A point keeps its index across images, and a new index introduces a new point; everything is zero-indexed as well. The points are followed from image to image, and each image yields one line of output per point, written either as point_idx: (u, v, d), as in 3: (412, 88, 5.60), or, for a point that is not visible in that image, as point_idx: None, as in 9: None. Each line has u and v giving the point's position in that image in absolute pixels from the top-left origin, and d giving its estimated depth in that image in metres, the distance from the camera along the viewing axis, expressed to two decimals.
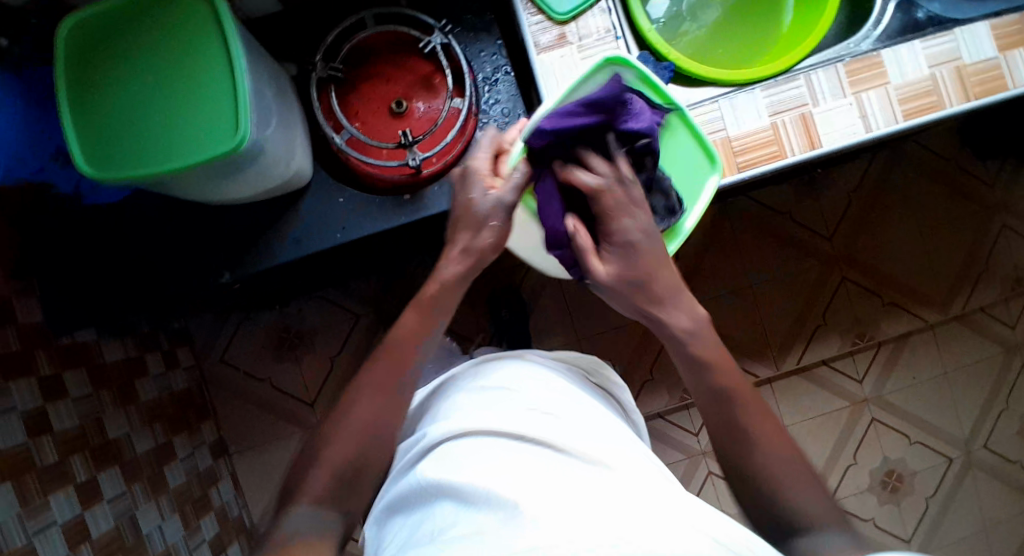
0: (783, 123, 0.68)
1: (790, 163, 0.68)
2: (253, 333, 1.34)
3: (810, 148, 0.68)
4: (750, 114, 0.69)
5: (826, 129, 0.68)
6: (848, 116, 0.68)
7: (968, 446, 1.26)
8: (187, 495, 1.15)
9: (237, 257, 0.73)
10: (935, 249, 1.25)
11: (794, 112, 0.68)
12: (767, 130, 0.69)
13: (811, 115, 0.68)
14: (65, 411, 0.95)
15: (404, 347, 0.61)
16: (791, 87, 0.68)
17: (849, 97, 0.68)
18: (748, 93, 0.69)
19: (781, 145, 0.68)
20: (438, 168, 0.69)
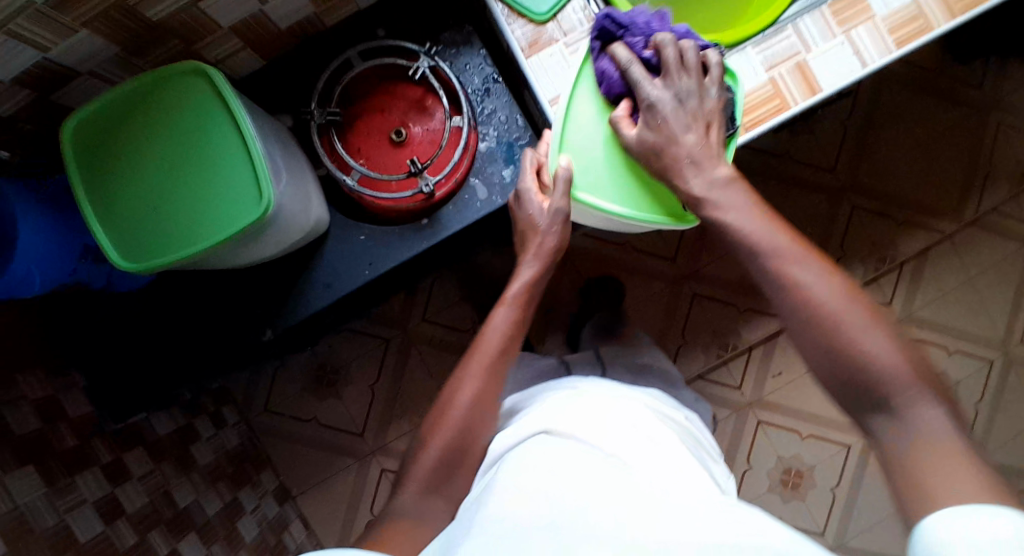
0: (780, 75, 0.69)
1: (794, 113, 0.69)
2: (291, 378, 1.36)
3: (811, 95, 0.69)
4: (745, 74, 0.70)
5: (823, 73, 0.68)
6: (842, 55, 0.68)
7: (1007, 344, 1.27)
8: (263, 545, 1.17)
9: (274, 313, 0.74)
10: (938, 160, 1.25)
11: (789, 62, 0.69)
12: (767, 86, 0.69)
13: (806, 62, 0.69)
14: (133, 490, 0.97)
15: (508, 342, 0.67)
16: (781, 39, 0.69)
17: (840, 36, 0.68)
18: (740, 53, 0.70)
19: (783, 98, 0.69)
20: (449, 188, 0.70)
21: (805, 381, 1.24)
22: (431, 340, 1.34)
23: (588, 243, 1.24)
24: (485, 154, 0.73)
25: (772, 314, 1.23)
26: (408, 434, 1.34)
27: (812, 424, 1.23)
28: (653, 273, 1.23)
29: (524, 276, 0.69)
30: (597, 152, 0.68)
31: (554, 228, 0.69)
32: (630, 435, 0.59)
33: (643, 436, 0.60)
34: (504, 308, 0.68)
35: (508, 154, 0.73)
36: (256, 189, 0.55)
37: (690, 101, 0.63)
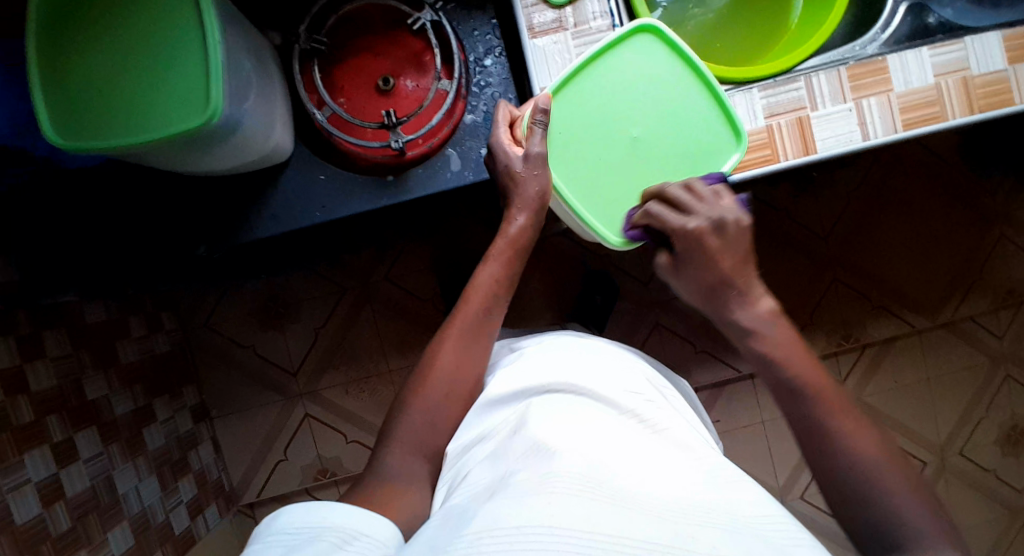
0: (778, 125, 0.67)
1: (782, 167, 0.67)
2: (239, 300, 1.32)
3: (804, 154, 0.66)
4: (744, 115, 0.67)
5: (822, 135, 0.66)
6: (847, 122, 0.66)
7: (943, 452, 1.27)
8: (166, 457, 1.17)
9: (215, 230, 0.71)
10: (930, 255, 1.24)
11: (790, 114, 0.66)
12: (762, 133, 0.67)
13: (808, 119, 0.66)
14: (42, 371, 0.95)
15: (485, 296, 0.66)
16: (791, 89, 0.66)
17: (849, 103, 0.66)
18: (745, 93, 0.67)
19: (774, 149, 0.67)
20: (422, 150, 0.68)
21: (740, 436, 1.23)
22: (388, 300, 1.32)
23: (567, 245, 1.21)
24: (468, 127, 0.70)
25: (727, 363, 1.22)
26: (341, 386, 1.32)
27: None
28: (622, 292, 1.22)
29: (512, 229, 0.67)
30: (576, 137, 0.69)
31: (535, 174, 0.66)
32: (632, 391, 0.63)
33: (636, 389, 0.64)
34: (492, 261, 0.68)
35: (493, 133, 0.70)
36: (205, 83, 0.52)
37: (727, 227, 0.62)
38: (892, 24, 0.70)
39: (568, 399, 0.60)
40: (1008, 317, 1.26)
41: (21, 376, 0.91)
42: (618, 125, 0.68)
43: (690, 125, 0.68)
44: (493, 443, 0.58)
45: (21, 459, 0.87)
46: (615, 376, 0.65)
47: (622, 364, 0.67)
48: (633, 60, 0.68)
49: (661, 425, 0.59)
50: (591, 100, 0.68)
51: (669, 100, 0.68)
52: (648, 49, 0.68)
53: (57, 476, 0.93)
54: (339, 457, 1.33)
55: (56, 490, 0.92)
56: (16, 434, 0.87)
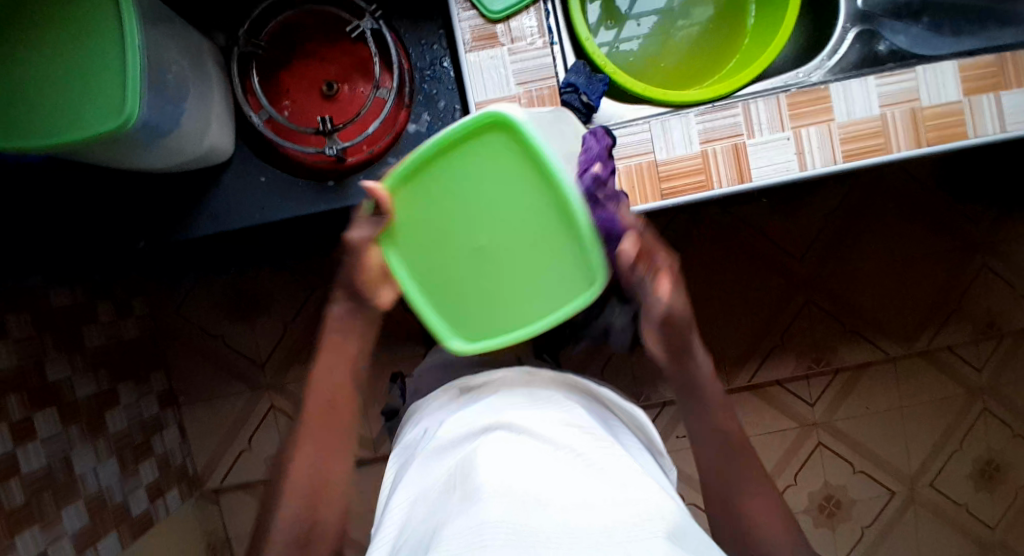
0: (714, 151, 0.65)
1: (715, 194, 0.66)
2: (211, 292, 1.33)
3: (737, 181, 0.65)
4: (680, 140, 0.65)
5: (758, 163, 0.65)
6: (784, 152, 0.65)
7: (912, 482, 1.25)
8: (128, 441, 1.18)
9: (154, 227, 0.71)
10: (908, 282, 1.22)
11: (726, 141, 0.65)
12: (697, 159, 0.66)
13: (743, 146, 0.65)
14: (3, 350, 0.96)
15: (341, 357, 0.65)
16: (728, 115, 0.65)
17: (787, 132, 0.65)
18: (682, 117, 0.65)
19: (708, 175, 0.65)
20: (364, 156, 0.67)
21: None
22: None
23: None
24: (411, 137, 0.70)
25: None
26: None
27: (694, 494, 1.23)
28: None
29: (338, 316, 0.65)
30: (420, 220, 0.55)
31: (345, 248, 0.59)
32: (575, 426, 0.60)
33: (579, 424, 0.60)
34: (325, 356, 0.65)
35: None
36: (123, 91, 0.52)
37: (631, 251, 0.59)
38: (840, 51, 0.75)
39: (503, 435, 0.56)
40: (986, 349, 1.23)
41: None
42: (472, 220, 0.54)
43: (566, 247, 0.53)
44: (435, 495, 0.55)
45: None
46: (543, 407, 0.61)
47: (565, 404, 0.64)
48: (486, 150, 0.53)
49: (602, 457, 0.56)
50: (442, 194, 0.54)
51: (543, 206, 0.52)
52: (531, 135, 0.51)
53: (13, 454, 0.94)
54: None
55: (11, 467, 0.93)
56: None
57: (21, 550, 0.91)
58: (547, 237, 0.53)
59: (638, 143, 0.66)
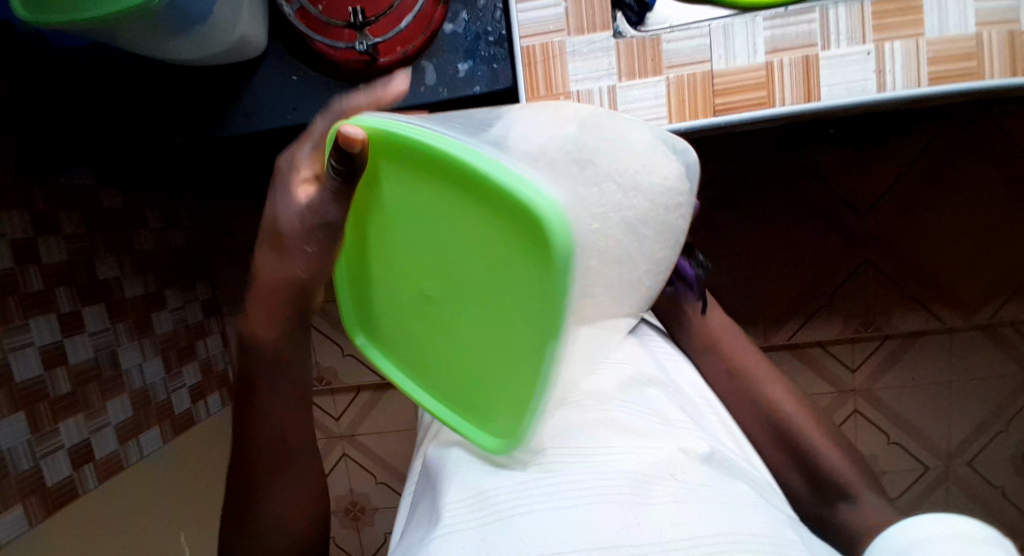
0: (780, 63, 0.60)
1: (774, 113, 0.61)
2: (250, 205, 1.32)
3: (803, 101, 0.60)
4: (742, 47, 0.60)
5: (828, 80, 0.59)
6: (861, 68, 0.58)
7: (950, 459, 1.20)
8: (173, 343, 1.23)
9: (190, 122, 0.71)
10: (983, 250, 1.11)
11: (796, 52, 0.59)
12: (760, 71, 0.60)
13: (815, 59, 0.59)
14: (54, 245, 0.99)
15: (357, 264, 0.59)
16: (802, 22, 0.59)
17: (868, 45, 0.58)
18: (750, 20, 0.60)
19: (770, 91, 0.60)
20: (394, 57, 0.66)
21: None
22: None
23: None
24: (447, 38, 0.66)
25: None
26: None
27: None
28: None
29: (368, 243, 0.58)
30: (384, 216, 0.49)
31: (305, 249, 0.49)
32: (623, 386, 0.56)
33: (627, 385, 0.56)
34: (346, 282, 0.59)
35: (471, 47, 0.66)
36: None
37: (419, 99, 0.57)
38: None
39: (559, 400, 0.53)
40: None
41: (32, 246, 0.94)
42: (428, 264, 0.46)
43: (506, 372, 0.44)
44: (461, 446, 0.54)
45: (27, 323, 0.92)
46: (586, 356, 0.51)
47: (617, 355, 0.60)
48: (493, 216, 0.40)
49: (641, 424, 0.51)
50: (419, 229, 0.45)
51: (498, 318, 0.42)
52: (516, 247, 0.38)
53: (62, 344, 0.98)
54: (334, 368, 1.29)
55: (59, 356, 0.97)
56: (24, 299, 0.92)
57: (67, 436, 0.97)
58: (494, 352, 0.44)
59: (698, 48, 0.61)
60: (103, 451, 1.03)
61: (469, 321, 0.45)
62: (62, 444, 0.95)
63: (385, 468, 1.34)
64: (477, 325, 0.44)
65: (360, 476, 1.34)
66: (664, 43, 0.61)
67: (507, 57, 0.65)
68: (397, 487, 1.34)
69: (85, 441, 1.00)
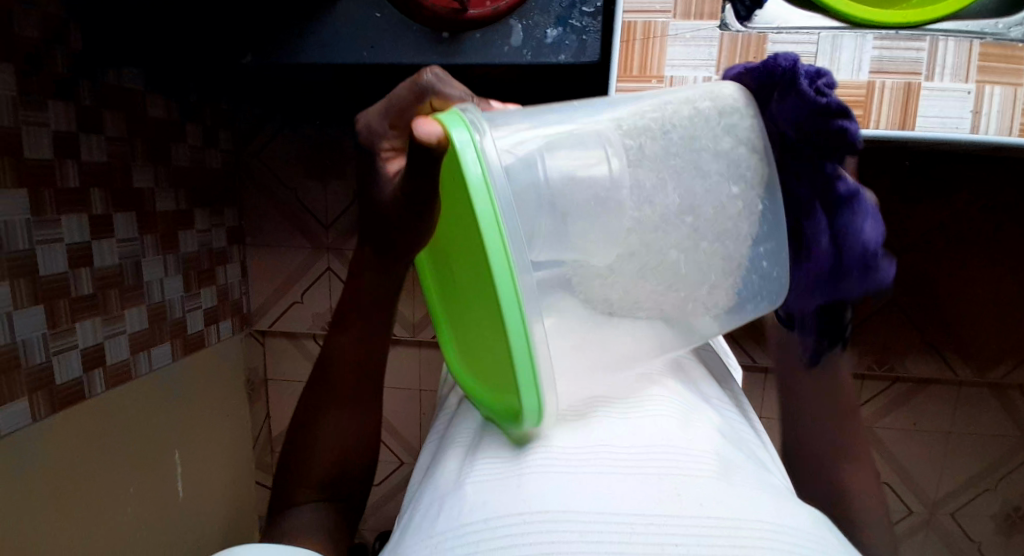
0: (883, 84, 0.62)
1: (869, 133, 0.63)
2: (292, 140, 1.31)
3: (898, 126, 0.63)
4: (848, 62, 0.63)
5: (926, 110, 0.62)
6: (959, 105, 0.62)
7: (935, 506, 1.21)
8: (195, 264, 1.23)
9: (264, 42, 0.71)
10: (1011, 310, 1.11)
11: (900, 77, 0.62)
12: (862, 89, 0.63)
13: (918, 87, 0.62)
14: (95, 144, 0.96)
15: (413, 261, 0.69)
16: (910, 48, 0.62)
17: (970, 85, 0.62)
18: (860, 36, 0.62)
19: (867, 110, 0.63)
20: (484, 12, 0.67)
21: None
22: None
23: None
24: (541, 1, 0.68)
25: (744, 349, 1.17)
26: None
27: None
28: None
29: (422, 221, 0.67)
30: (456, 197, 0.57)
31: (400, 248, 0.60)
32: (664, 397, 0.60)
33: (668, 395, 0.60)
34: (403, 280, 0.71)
35: (564, 14, 0.68)
36: None
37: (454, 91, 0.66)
38: None
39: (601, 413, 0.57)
40: None
41: (74, 142, 0.92)
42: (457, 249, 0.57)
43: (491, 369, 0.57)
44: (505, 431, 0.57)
45: (58, 218, 0.90)
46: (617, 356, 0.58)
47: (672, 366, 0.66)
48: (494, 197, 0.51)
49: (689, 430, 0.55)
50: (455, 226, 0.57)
51: (488, 332, 0.55)
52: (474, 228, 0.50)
53: (88, 245, 0.96)
54: None
55: (85, 257, 0.95)
56: (58, 194, 0.89)
57: (81, 337, 0.95)
58: (485, 350, 0.57)
59: (802, 53, 0.64)
60: (113, 359, 1.02)
61: (475, 319, 0.57)
62: (76, 343, 0.94)
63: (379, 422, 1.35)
64: (479, 326, 0.57)
65: None
66: (769, 42, 0.64)
67: (598, 30, 0.68)
68: (390, 441, 1.36)
69: (99, 344, 0.99)
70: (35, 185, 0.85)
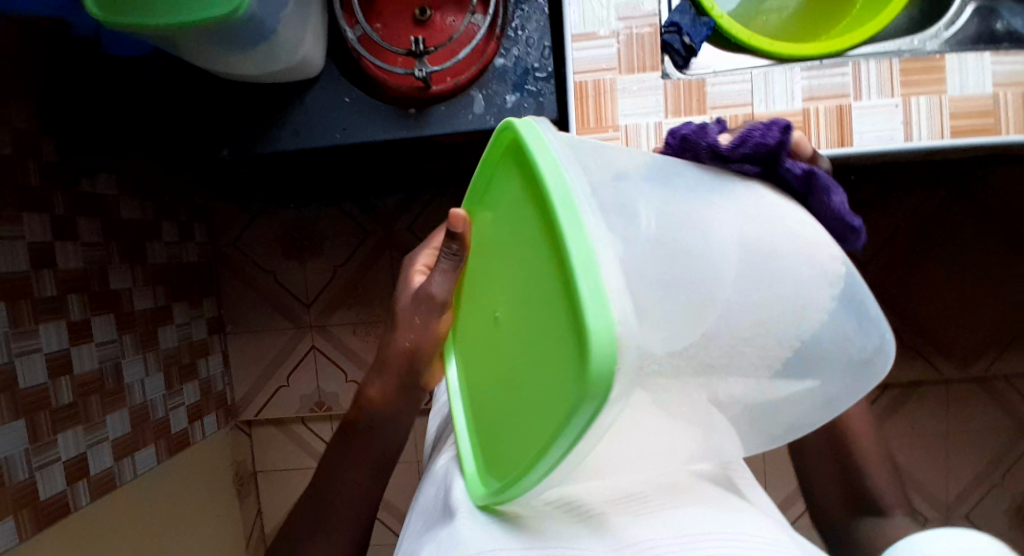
0: (816, 110, 0.68)
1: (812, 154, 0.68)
2: (266, 226, 1.33)
3: (838, 145, 0.68)
4: (782, 94, 0.68)
5: (859, 126, 0.67)
6: (891, 118, 0.67)
7: (947, 510, 1.21)
8: (176, 359, 1.21)
9: (237, 134, 0.74)
10: (978, 305, 1.16)
11: (831, 101, 0.68)
12: (798, 115, 0.68)
13: (848, 108, 0.67)
14: (70, 251, 0.96)
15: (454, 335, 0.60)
16: (836, 74, 0.67)
17: (896, 98, 0.67)
18: (787, 70, 0.68)
19: (807, 134, 0.68)
20: (447, 86, 0.72)
21: None
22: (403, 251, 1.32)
23: None
24: (497, 70, 0.73)
25: None
26: (350, 325, 1.34)
27: None
28: None
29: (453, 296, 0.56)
30: (503, 219, 0.48)
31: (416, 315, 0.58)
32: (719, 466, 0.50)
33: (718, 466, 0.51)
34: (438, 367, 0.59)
35: (519, 82, 0.74)
36: None
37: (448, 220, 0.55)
38: (956, 25, 0.80)
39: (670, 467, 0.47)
40: None
41: (50, 251, 0.92)
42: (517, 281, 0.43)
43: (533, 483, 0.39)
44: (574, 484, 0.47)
45: (36, 328, 0.89)
46: (653, 453, 0.43)
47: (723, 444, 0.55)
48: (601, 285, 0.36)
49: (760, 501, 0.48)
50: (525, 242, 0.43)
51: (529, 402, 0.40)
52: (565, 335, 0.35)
53: (67, 352, 0.95)
54: None
55: (64, 364, 0.94)
56: (36, 304, 0.89)
57: (63, 448, 0.92)
58: (512, 423, 0.44)
59: (741, 92, 0.68)
60: (97, 468, 0.99)
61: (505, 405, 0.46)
62: (58, 456, 0.91)
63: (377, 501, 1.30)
64: (511, 390, 0.44)
65: None
66: (708, 86, 0.68)
67: (552, 91, 0.73)
68: (393, 520, 1.30)
69: (82, 454, 0.96)
70: (11, 299, 0.85)
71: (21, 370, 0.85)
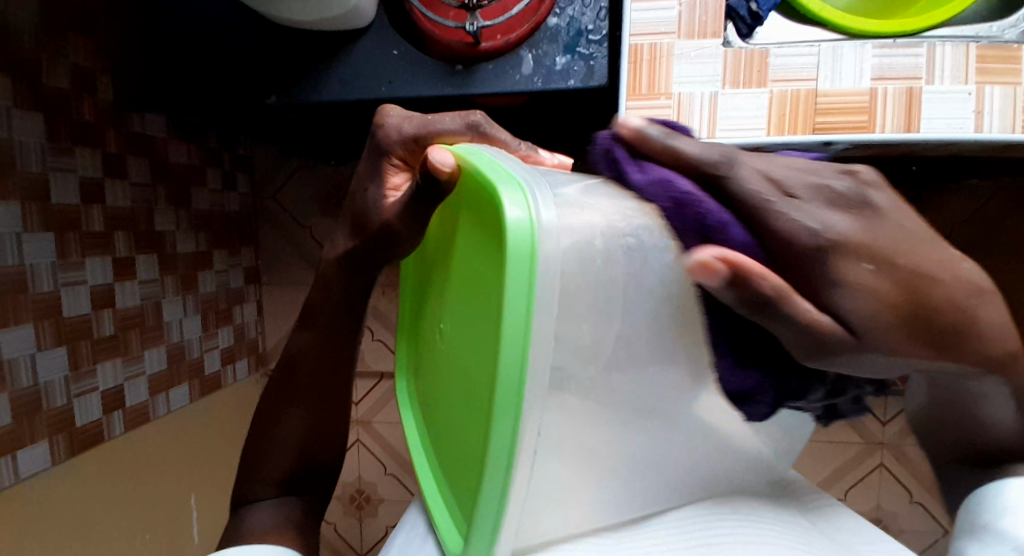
0: (885, 90, 0.65)
1: (875, 137, 0.64)
2: (307, 181, 1.35)
3: (904, 129, 0.64)
4: (850, 71, 0.65)
5: (928, 111, 0.64)
6: (960, 107, 0.63)
7: None
8: (213, 304, 1.24)
9: (285, 81, 0.76)
10: None
11: (901, 82, 0.64)
12: (865, 97, 0.65)
13: (919, 91, 0.64)
14: (119, 190, 0.99)
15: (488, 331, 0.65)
16: (909, 54, 0.64)
17: (970, 86, 0.64)
18: (858, 46, 0.65)
19: (870, 116, 0.64)
20: (497, 44, 0.71)
21: None
22: None
23: None
24: (549, 31, 0.71)
25: None
26: None
27: None
28: None
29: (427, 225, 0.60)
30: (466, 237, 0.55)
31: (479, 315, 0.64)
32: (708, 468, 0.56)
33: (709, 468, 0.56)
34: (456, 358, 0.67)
35: (571, 43, 0.71)
36: None
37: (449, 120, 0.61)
38: None
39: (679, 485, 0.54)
40: None
41: (100, 188, 0.94)
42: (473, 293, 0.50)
43: (458, 483, 0.53)
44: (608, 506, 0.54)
45: (83, 261, 0.91)
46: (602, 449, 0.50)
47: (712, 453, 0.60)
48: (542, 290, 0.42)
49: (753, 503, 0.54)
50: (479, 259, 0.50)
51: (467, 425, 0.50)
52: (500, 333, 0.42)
53: (111, 287, 0.97)
54: (363, 352, 1.29)
55: (108, 298, 0.97)
56: (84, 237, 0.92)
57: (102, 378, 0.96)
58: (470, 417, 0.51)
59: (805, 67, 0.66)
60: (133, 400, 1.03)
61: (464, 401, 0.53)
62: (96, 386, 0.94)
63: (394, 459, 1.31)
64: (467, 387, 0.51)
65: (370, 465, 1.32)
66: (771, 57, 0.66)
67: (604, 55, 0.70)
68: (407, 480, 1.31)
69: (119, 386, 0.99)
70: (60, 229, 0.87)
71: (66, 299, 0.88)
